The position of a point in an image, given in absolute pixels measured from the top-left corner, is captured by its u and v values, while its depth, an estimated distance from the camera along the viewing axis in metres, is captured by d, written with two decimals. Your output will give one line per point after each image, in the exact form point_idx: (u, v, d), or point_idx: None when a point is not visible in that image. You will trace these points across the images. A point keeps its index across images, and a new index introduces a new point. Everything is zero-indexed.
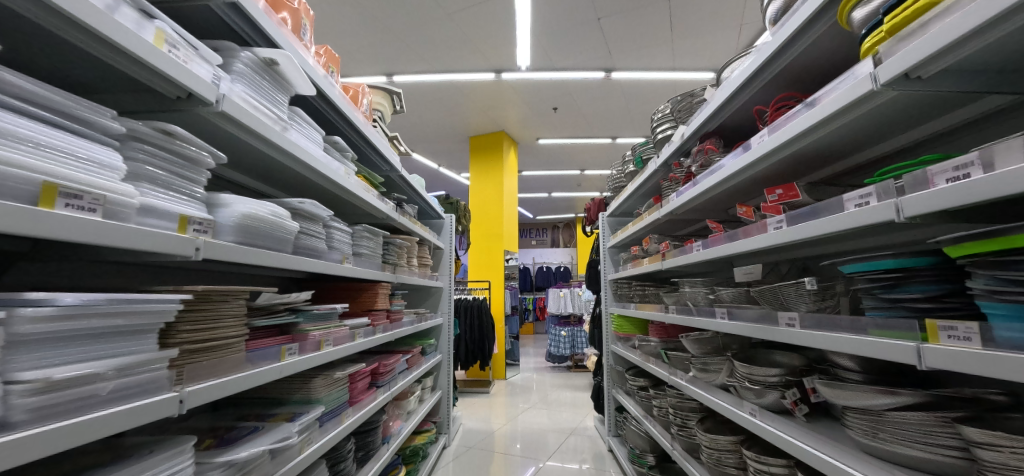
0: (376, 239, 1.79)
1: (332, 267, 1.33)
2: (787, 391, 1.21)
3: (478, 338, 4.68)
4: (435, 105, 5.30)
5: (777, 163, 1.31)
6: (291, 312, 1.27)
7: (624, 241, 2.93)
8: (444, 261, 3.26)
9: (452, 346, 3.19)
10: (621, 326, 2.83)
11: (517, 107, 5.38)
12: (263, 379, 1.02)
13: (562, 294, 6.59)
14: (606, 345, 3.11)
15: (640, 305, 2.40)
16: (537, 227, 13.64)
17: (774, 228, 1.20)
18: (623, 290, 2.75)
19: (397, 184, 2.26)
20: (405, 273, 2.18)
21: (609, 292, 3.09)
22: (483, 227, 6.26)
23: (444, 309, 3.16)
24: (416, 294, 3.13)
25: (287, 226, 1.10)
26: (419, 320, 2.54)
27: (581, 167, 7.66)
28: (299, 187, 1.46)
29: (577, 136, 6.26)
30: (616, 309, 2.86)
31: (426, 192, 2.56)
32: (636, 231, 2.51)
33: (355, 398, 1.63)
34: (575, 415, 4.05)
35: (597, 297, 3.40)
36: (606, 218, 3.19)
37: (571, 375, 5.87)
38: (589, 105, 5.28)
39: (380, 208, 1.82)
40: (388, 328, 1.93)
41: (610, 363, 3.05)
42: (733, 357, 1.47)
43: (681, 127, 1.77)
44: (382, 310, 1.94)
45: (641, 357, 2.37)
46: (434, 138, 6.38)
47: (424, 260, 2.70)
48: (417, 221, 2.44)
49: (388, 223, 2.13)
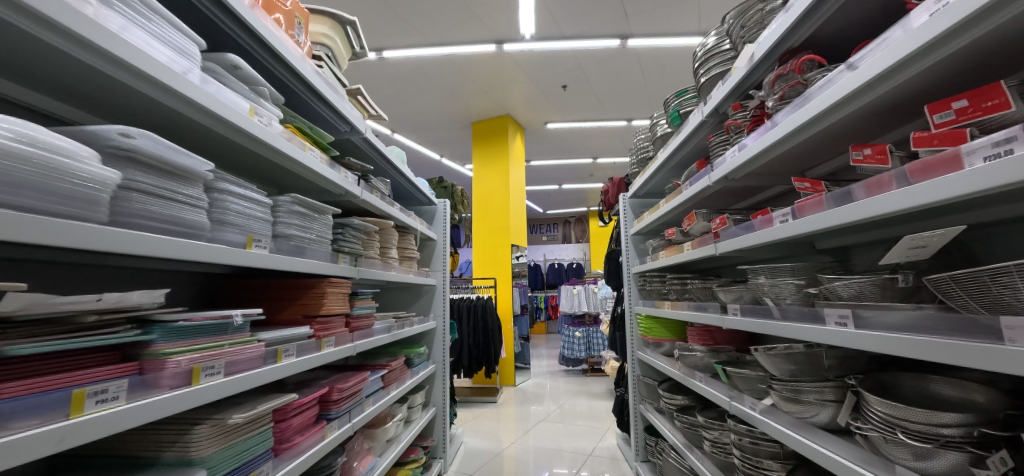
0: (324, 219, 1.31)
1: (218, 254, 0.84)
2: (989, 457, 0.67)
3: (483, 342, 4.19)
4: (433, 85, 4.80)
5: (946, 59, 0.77)
6: (137, 326, 0.78)
7: (653, 226, 2.40)
8: (437, 255, 2.76)
9: (448, 355, 2.69)
10: (650, 329, 2.32)
11: (523, 86, 4.85)
12: (13, 459, 0.51)
13: (576, 292, 6.04)
14: (631, 352, 2.57)
15: (678, 303, 1.87)
16: (548, 223, 13.11)
17: (980, 162, 0.65)
18: (651, 286, 2.22)
19: (364, 152, 1.76)
20: (375, 267, 1.69)
21: (634, 288, 2.56)
22: (488, 221, 5.75)
23: (437, 311, 2.67)
24: (405, 293, 2.65)
25: (82, 169, 0.62)
26: (401, 326, 2.04)
27: (593, 154, 7.09)
28: (182, 131, 0.97)
29: (588, 119, 5.72)
30: (644, 308, 2.34)
31: (407, 167, 2.07)
32: (670, 209, 1.98)
33: (283, 444, 1.13)
34: (593, 429, 3.52)
35: (618, 294, 2.88)
36: (628, 199, 2.66)
37: (587, 380, 5.34)
38: (602, 80, 4.72)
39: (327, 176, 1.33)
40: (348, 341, 1.45)
41: (635, 375, 2.51)
42: (859, 386, 0.92)
43: (748, 48, 1.23)
44: (338, 316, 1.45)
45: (681, 372, 1.82)
46: (433, 125, 5.89)
47: (409, 253, 2.23)
48: (395, 203, 1.96)
49: (350, 202, 1.64)
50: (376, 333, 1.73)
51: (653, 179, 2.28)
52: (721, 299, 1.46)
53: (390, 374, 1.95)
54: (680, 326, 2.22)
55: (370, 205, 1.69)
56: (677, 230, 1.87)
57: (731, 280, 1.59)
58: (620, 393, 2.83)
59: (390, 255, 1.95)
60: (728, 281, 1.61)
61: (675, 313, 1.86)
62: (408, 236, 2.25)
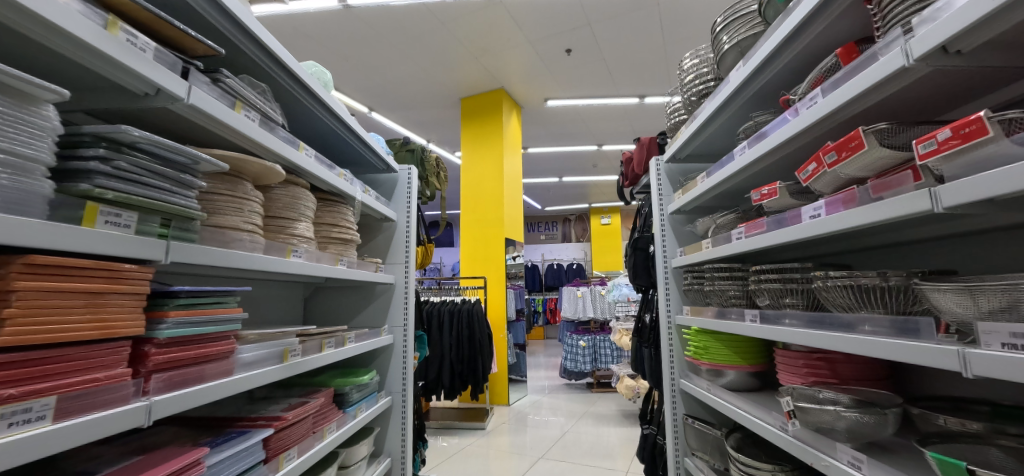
0: (15, 112, 0.54)
1: None
2: None
3: (468, 355, 3.39)
4: (412, 46, 4.02)
5: None
6: None
7: (710, 196, 1.62)
8: (397, 244, 1.94)
9: (410, 382, 1.86)
10: (704, 351, 1.54)
11: (518, 50, 4.07)
12: None
13: (580, 295, 5.26)
14: (673, 380, 1.76)
15: (787, 317, 1.08)
16: (546, 221, 12.36)
17: None
18: (712, 288, 1.45)
19: (222, 36, 0.96)
20: (233, 248, 0.89)
21: (673, 289, 1.78)
22: (479, 211, 4.95)
23: (395, 319, 1.87)
24: (351, 293, 1.90)
25: None
26: (320, 350, 1.24)
27: (597, 139, 6.32)
28: None
29: (595, 96, 4.96)
30: (694, 318, 1.57)
31: (324, 92, 1.29)
32: (756, 160, 1.20)
33: None
34: (608, 472, 2.71)
35: (648, 296, 2.09)
36: (664, 164, 1.88)
37: (593, 399, 4.54)
38: (613, 42, 3.96)
39: (25, 5, 0.53)
40: (120, 403, 0.66)
41: (678, 416, 1.70)
42: None
43: None
44: (105, 348, 0.66)
45: (790, 437, 1.00)
46: (417, 101, 5.11)
47: (342, 234, 1.44)
48: (301, 143, 1.17)
49: (180, 117, 0.85)
50: (238, 371, 0.92)
51: (717, 121, 1.50)
52: (937, 306, 0.69)
53: (291, 432, 1.12)
54: (753, 348, 1.46)
55: (228, 131, 0.90)
56: (780, 184, 1.04)
57: (922, 272, 0.81)
58: (649, 435, 2.02)
59: (297, 233, 1.17)
60: (909, 274, 0.83)
61: (778, 334, 1.07)
62: (340, 206, 1.46)
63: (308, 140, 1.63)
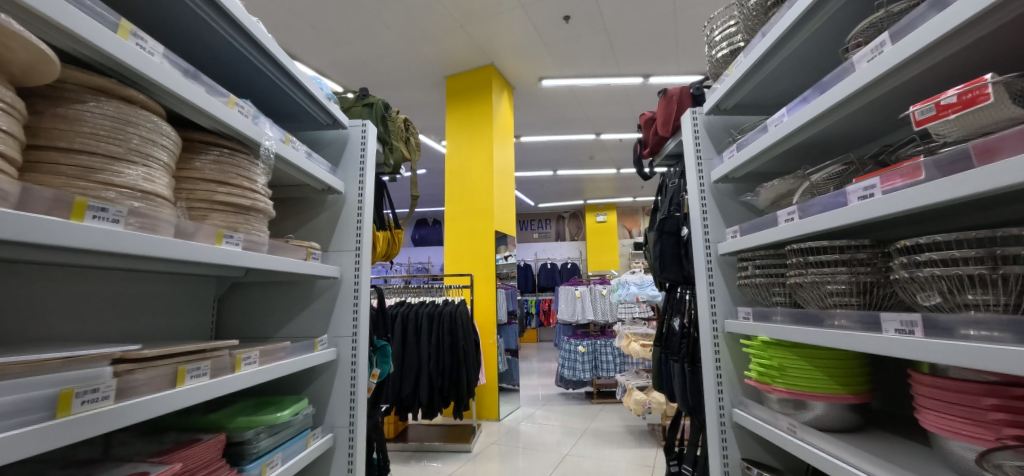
0: None
1: None
2: None
3: (450, 365, 2.89)
4: (389, 12, 3.52)
5: None
6: None
7: (780, 152, 1.15)
8: (345, 225, 1.43)
9: (359, 414, 1.34)
10: (779, 374, 1.06)
11: (510, 15, 3.58)
12: None
13: (579, 295, 4.77)
14: (724, 410, 1.27)
15: (981, 323, 0.59)
16: (540, 218, 11.88)
17: None
18: (796, 281, 0.97)
19: None
20: None
21: (721, 283, 1.30)
22: (466, 202, 4.46)
23: (339, 326, 1.36)
24: (281, 292, 1.39)
25: None
26: (175, 385, 0.74)
27: (595, 125, 5.86)
28: None
29: (595, 74, 4.51)
30: (760, 325, 1.08)
31: None
32: (895, 69, 0.74)
33: None
34: None
35: (679, 294, 1.61)
36: (703, 115, 1.41)
37: (593, 412, 4.07)
38: (617, 9, 3.49)
39: None
40: None
41: (730, 459, 1.23)
42: None
43: None
44: None
45: None
46: (396, 80, 4.60)
47: (233, 199, 0.92)
48: (129, 26, 0.67)
49: None
50: None
51: (801, 37, 1.02)
52: None
53: None
54: (856, 367, 0.98)
55: None
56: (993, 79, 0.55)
57: None
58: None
59: (118, 183, 0.66)
60: None
61: (965, 354, 0.59)
62: (237, 157, 0.95)
63: (204, 68, 1.12)
